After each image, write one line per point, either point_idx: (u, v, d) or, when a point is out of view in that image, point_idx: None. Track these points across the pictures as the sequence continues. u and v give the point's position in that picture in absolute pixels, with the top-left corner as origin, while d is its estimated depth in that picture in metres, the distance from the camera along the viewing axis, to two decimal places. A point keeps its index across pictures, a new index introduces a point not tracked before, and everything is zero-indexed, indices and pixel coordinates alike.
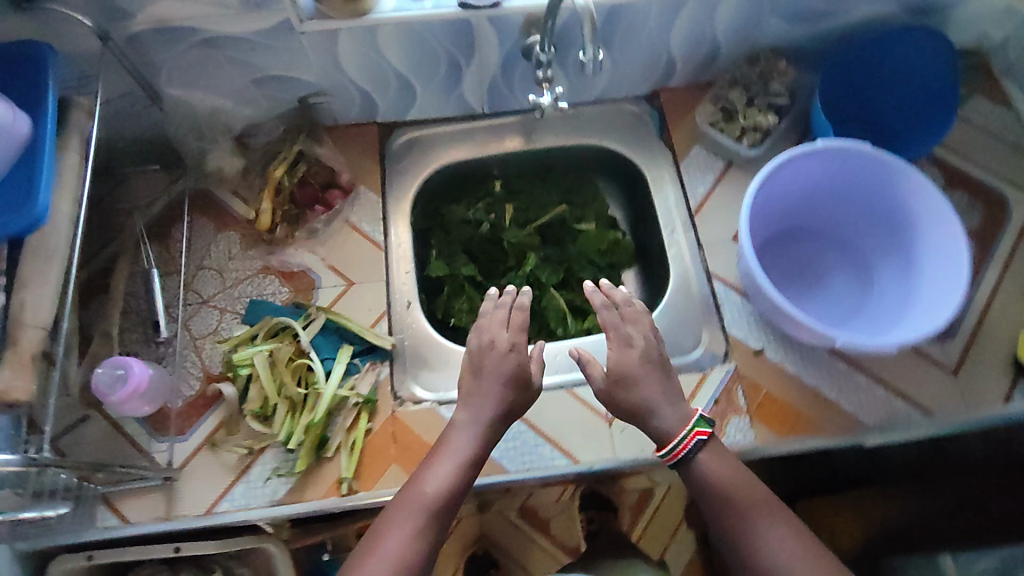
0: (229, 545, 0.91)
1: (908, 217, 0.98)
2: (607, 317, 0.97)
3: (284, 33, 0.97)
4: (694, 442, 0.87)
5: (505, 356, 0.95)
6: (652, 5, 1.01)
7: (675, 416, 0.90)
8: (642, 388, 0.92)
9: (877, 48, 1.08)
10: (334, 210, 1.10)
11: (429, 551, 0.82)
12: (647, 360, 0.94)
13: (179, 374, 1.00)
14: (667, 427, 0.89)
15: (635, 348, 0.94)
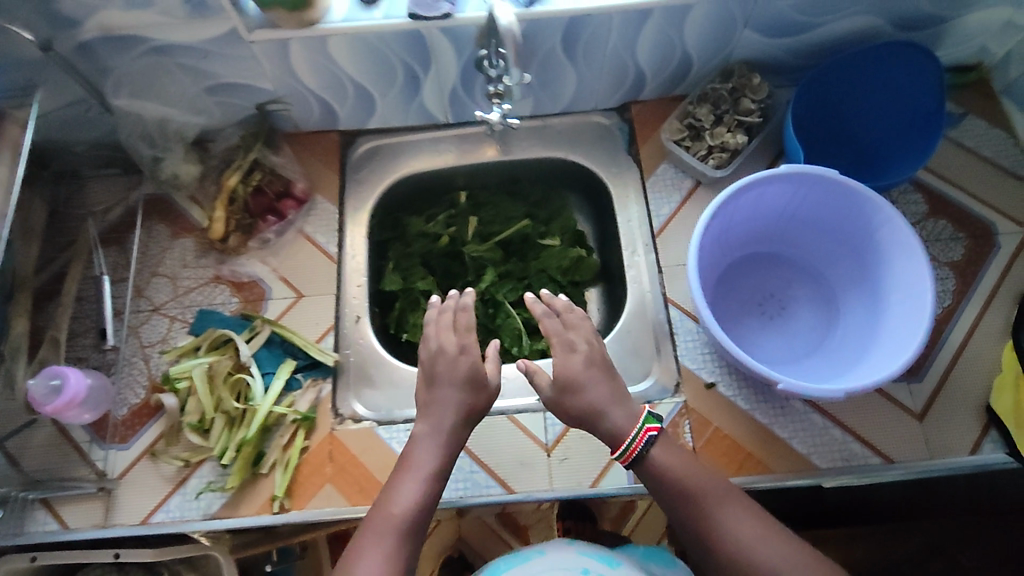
0: (168, 553, 0.88)
1: (878, 250, 0.92)
2: (549, 325, 0.96)
3: (233, 41, 0.94)
4: (645, 439, 0.85)
5: (457, 359, 0.92)
6: (614, 18, 0.96)
7: (623, 415, 0.88)
8: (587, 393, 0.90)
9: (860, 66, 1.02)
10: (287, 220, 1.09)
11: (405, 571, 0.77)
12: (592, 364, 0.92)
13: (126, 382, 1.00)
14: (618, 426, 0.88)
15: (579, 352, 0.93)
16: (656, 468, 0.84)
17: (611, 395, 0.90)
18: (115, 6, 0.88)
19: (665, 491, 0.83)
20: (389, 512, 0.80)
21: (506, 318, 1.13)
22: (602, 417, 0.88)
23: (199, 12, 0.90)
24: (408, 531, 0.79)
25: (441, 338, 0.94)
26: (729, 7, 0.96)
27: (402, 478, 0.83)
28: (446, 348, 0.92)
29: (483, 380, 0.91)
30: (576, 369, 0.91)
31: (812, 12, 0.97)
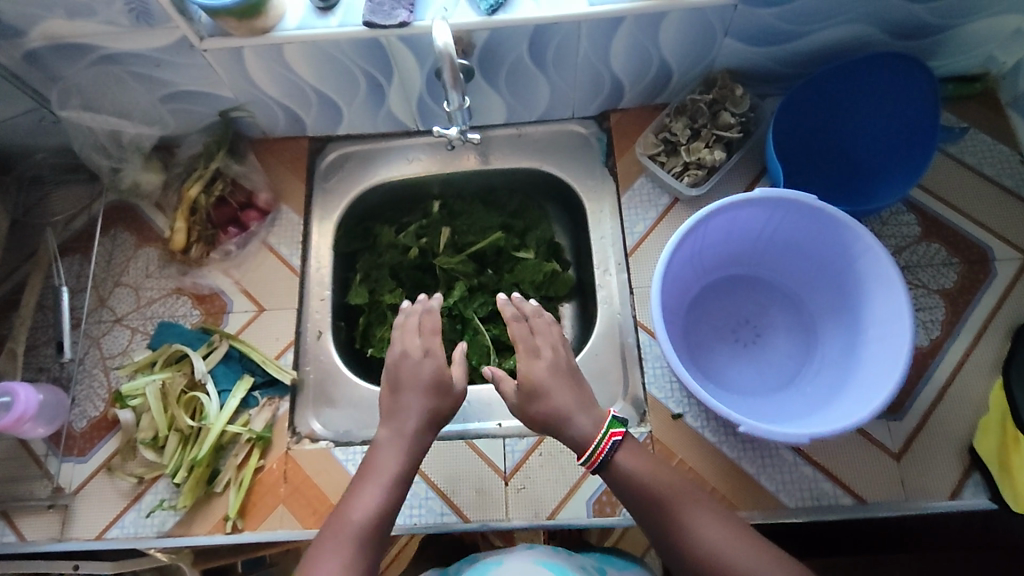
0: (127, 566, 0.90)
1: (858, 280, 0.86)
2: (516, 330, 0.94)
3: (184, 50, 0.91)
4: (610, 445, 0.83)
5: (422, 362, 0.89)
6: (581, 28, 0.90)
7: (590, 421, 0.86)
8: (556, 397, 0.87)
9: (854, 76, 0.95)
10: (249, 232, 1.06)
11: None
12: (557, 371, 0.90)
13: (87, 394, 0.99)
14: (584, 434, 0.85)
15: (544, 358, 0.91)
16: (623, 471, 0.82)
17: (576, 402, 0.88)
18: (59, 16, 0.85)
19: (633, 496, 0.81)
20: (348, 524, 0.75)
21: (474, 335, 1.09)
22: (568, 422, 0.86)
23: (146, 21, 0.87)
24: (367, 543, 0.75)
25: (405, 341, 0.91)
26: (705, 16, 0.90)
27: (362, 488, 0.80)
28: (409, 351, 0.89)
29: (444, 387, 0.88)
30: (538, 376, 0.89)
31: (795, 21, 0.92)
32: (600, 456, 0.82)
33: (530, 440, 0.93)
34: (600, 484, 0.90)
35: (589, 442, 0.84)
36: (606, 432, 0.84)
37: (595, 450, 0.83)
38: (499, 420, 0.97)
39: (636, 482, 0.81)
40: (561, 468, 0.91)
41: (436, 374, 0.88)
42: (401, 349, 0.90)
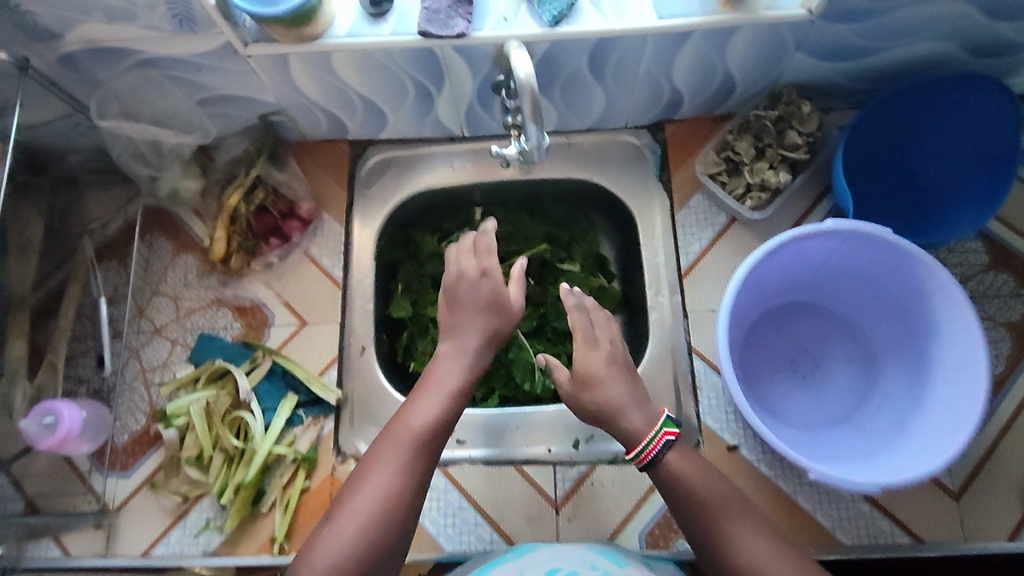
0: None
1: (927, 317, 0.84)
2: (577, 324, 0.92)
3: (228, 55, 0.86)
4: (661, 444, 0.82)
5: (479, 282, 0.88)
6: (648, 43, 0.85)
7: (641, 417, 0.85)
8: (608, 389, 0.86)
9: (929, 99, 0.91)
10: (291, 243, 1.03)
11: (415, 490, 0.75)
12: (614, 361, 0.89)
13: (127, 408, 0.99)
14: (636, 428, 0.84)
15: (602, 349, 0.90)
16: (669, 472, 0.82)
17: (629, 393, 0.86)
18: (99, 20, 0.80)
19: (677, 499, 0.81)
20: (405, 429, 0.77)
21: (519, 350, 1.05)
22: (619, 416, 0.85)
23: (189, 26, 0.81)
24: (423, 448, 0.77)
25: (460, 262, 0.90)
26: (779, 30, 0.84)
27: (421, 395, 0.80)
28: (466, 272, 0.89)
29: (501, 306, 0.87)
30: (594, 368, 0.87)
31: (875, 37, 0.86)
32: (650, 453, 0.82)
33: (581, 469, 0.92)
34: (652, 516, 0.90)
35: (639, 437, 0.84)
36: (659, 431, 0.82)
37: (647, 446, 0.82)
38: (548, 445, 0.95)
39: (683, 487, 0.81)
40: (612, 498, 0.91)
41: (492, 295, 0.87)
42: (457, 269, 0.89)
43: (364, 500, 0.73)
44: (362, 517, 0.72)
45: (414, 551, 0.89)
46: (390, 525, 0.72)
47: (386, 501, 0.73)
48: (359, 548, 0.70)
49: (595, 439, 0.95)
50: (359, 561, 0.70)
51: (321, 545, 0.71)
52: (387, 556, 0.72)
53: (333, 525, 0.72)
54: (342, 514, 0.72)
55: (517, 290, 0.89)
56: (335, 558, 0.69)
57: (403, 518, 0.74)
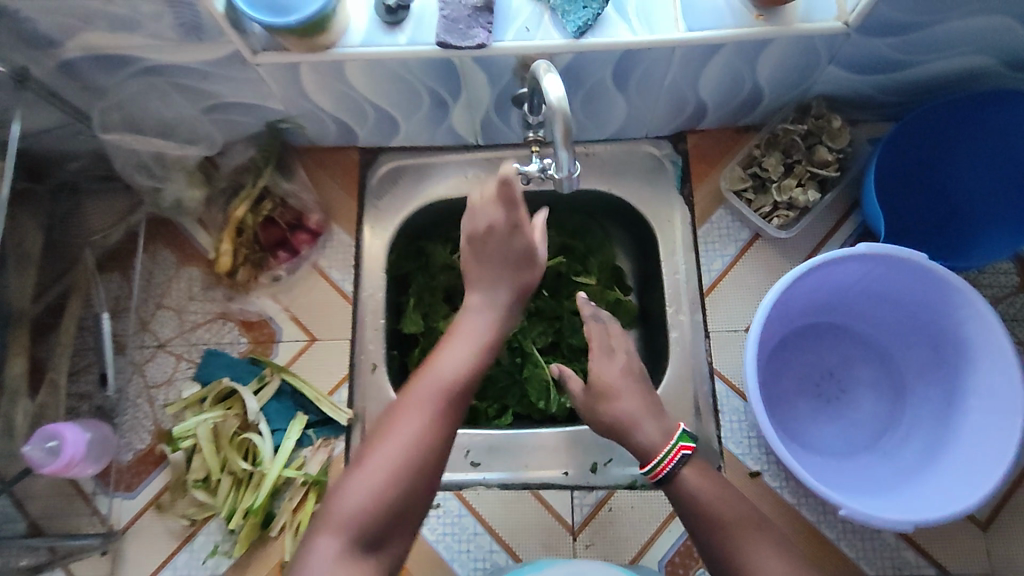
0: None
1: (960, 345, 0.81)
2: (594, 336, 0.88)
3: (236, 64, 0.81)
4: (678, 457, 0.80)
5: (510, 237, 0.79)
6: (675, 56, 0.81)
7: (657, 429, 0.82)
8: (622, 401, 0.83)
9: (964, 115, 0.88)
10: (300, 256, 1.00)
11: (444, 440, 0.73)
12: (631, 372, 0.85)
13: (132, 427, 0.95)
14: (651, 441, 0.81)
15: (618, 359, 0.86)
16: (685, 489, 0.79)
17: (644, 405, 0.83)
18: (101, 28, 0.76)
19: (693, 518, 0.78)
20: (436, 378, 0.74)
21: (534, 367, 1.01)
22: (633, 428, 0.82)
23: (196, 35, 0.76)
24: (451, 401, 0.73)
25: (487, 212, 0.79)
26: (813, 44, 0.80)
27: (452, 344, 0.77)
28: (495, 225, 0.79)
29: (530, 260, 0.81)
30: (611, 380, 0.84)
31: (912, 51, 0.82)
32: (664, 469, 0.79)
33: (599, 494, 0.91)
34: (671, 544, 0.88)
35: (653, 452, 0.81)
36: (674, 446, 0.80)
37: (661, 461, 0.79)
38: (566, 468, 0.93)
39: (699, 506, 0.77)
40: (632, 525, 0.89)
41: (522, 249, 0.80)
42: (486, 221, 0.79)
43: (393, 447, 0.70)
44: (391, 463, 0.69)
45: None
46: (419, 474, 0.70)
47: (415, 449, 0.70)
48: (386, 494, 0.68)
49: (613, 463, 0.93)
50: (386, 508, 0.68)
51: (349, 489, 0.68)
52: (415, 505, 0.70)
53: (361, 470, 0.69)
54: (370, 458, 0.70)
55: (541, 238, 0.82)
56: (362, 503, 0.67)
57: (432, 467, 0.71)
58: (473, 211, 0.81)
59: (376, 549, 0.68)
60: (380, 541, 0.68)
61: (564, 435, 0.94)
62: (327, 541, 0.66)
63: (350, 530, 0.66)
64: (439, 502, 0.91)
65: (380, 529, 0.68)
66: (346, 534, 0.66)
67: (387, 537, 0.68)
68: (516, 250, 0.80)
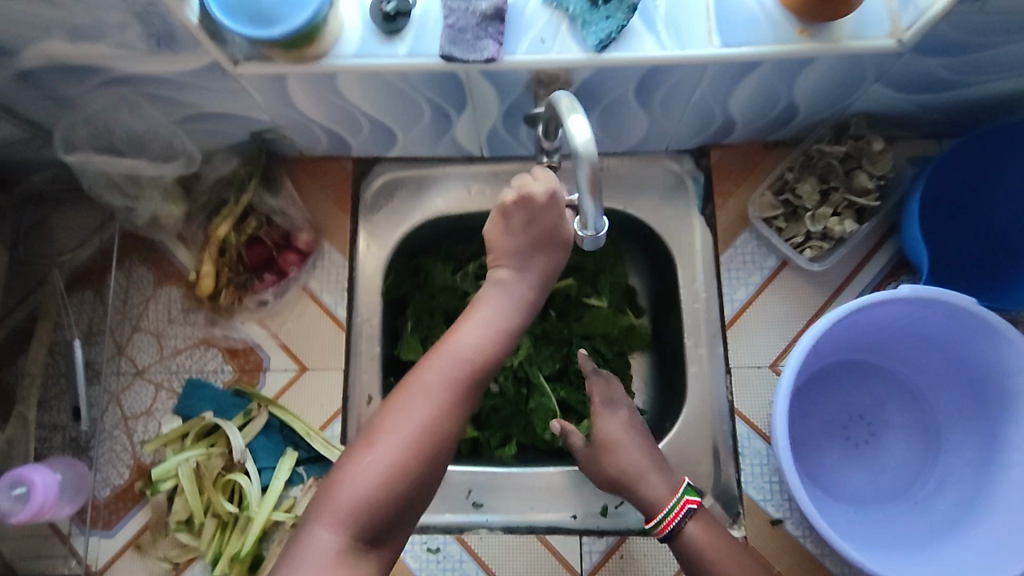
0: None
1: (1003, 395, 0.76)
2: (595, 389, 0.81)
3: (215, 75, 0.72)
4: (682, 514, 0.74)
5: (544, 212, 0.67)
6: (708, 71, 0.72)
7: (663, 483, 0.77)
8: (626, 454, 0.78)
9: (1011, 139, 0.81)
10: (289, 278, 0.92)
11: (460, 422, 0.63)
12: (632, 427, 0.80)
13: (108, 462, 0.88)
14: (656, 496, 0.76)
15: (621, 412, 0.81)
16: (696, 551, 0.73)
17: (649, 457, 0.78)
18: (61, 38, 0.67)
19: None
20: (455, 355, 0.63)
21: (540, 397, 0.92)
22: (638, 482, 0.77)
23: (169, 46, 0.67)
24: (468, 384, 0.63)
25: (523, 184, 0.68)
26: (860, 63, 0.72)
27: (474, 317, 0.65)
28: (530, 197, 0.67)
29: (563, 240, 0.68)
30: (615, 434, 0.79)
31: (967, 71, 0.74)
32: (671, 524, 0.74)
33: (610, 540, 0.85)
34: None
35: (658, 506, 0.76)
36: (680, 499, 0.75)
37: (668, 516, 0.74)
38: (574, 511, 0.88)
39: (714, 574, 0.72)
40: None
41: (556, 231, 0.67)
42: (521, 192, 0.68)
43: (404, 429, 0.60)
44: (402, 449, 0.60)
45: None
46: (431, 460, 0.61)
47: (430, 434, 0.61)
48: (395, 483, 0.59)
49: (624, 507, 0.88)
50: (394, 497, 0.59)
51: (353, 473, 0.59)
52: (424, 495, 0.61)
53: (367, 453, 0.60)
54: (378, 440, 0.60)
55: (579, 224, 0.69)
56: (368, 492, 0.58)
57: (446, 451, 0.62)
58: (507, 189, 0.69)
59: (380, 542, 0.60)
60: (385, 534, 0.60)
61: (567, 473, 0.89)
62: (326, 533, 0.58)
63: (352, 522, 0.58)
64: (440, 546, 0.85)
65: (386, 521, 0.59)
66: (348, 526, 0.58)
67: (392, 529, 0.60)
68: (548, 228, 0.67)
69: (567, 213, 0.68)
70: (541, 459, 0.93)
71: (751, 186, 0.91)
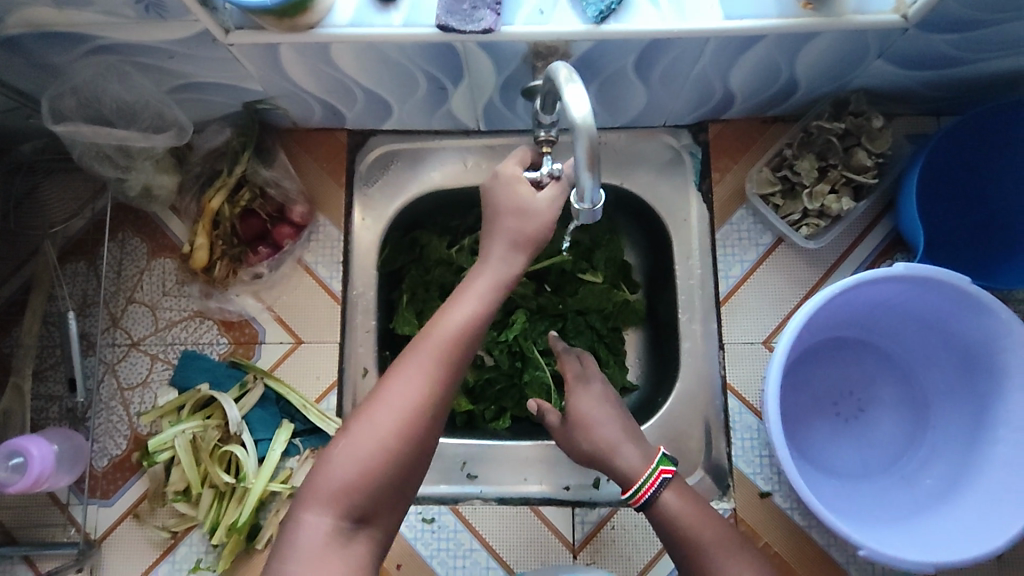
0: None
1: (993, 373, 0.77)
2: (566, 365, 0.81)
3: (205, 44, 0.71)
4: (659, 482, 0.71)
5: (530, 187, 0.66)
6: (708, 45, 0.71)
7: (638, 454, 0.74)
8: (597, 428, 0.76)
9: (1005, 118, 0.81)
10: (283, 251, 0.91)
11: (447, 404, 0.60)
12: (607, 400, 0.79)
13: (105, 432, 0.89)
14: (630, 467, 0.73)
15: (595, 387, 0.80)
16: (671, 519, 0.69)
17: (622, 430, 0.76)
18: (45, 4, 0.65)
19: (685, 561, 0.68)
20: (434, 340, 0.59)
21: (534, 371, 0.93)
22: (613, 454, 0.74)
23: (158, 13, 0.66)
24: (448, 371, 0.59)
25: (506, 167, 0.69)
26: (863, 38, 0.71)
27: (456, 301, 0.62)
28: (512, 176, 0.67)
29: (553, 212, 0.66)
30: (586, 410, 0.77)
31: (970, 48, 0.73)
32: (644, 495, 0.71)
33: (601, 512, 0.87)
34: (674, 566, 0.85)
35: (632, 477, 0.73)
36: (653, 469, 0.72)
37: (641, 486, 0.71)
38: (566, 483, 0.89)
39: (691, 548, 0.67)
40: (633, 545, 0.86)
41: (509, 199, 0.66)
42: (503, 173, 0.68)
43: (387, 411, 0.57)
44: (385, 432, 0.56)
45: None
46: (418, 442, 0.57)
47: (415, 415, 0.57)
48: (381, 466, 0.56)
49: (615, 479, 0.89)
50: (381, 481, 0.56)
51: (334, 457, 0.56)
52: (412, 479, 0.58)
53: (342, 441, 0.57)
54: (359, 423, 0.57)
55: (550, 192, 0.66)
56: (343, 483, 0.55)
57: (433, 432, 0.59)
58: (495, 174, 0.69)
59: (370, 526, 0.57)
60: (374, 518, 0.57)
61: (554, 446, 0.90)
62: (312, 517, 0.55)
63: (334, 508, 0.55)
64: (434, 516, 0.86)
65: (374, 505, 0.56)
66: (334, 510, 0.55)
67: (382, 513, 0.57)
68: (525, 200, 0.66)
69: (553, 184, 0.66)
70: (533, 432, 0.94)
71: (748, 162, 0.91)
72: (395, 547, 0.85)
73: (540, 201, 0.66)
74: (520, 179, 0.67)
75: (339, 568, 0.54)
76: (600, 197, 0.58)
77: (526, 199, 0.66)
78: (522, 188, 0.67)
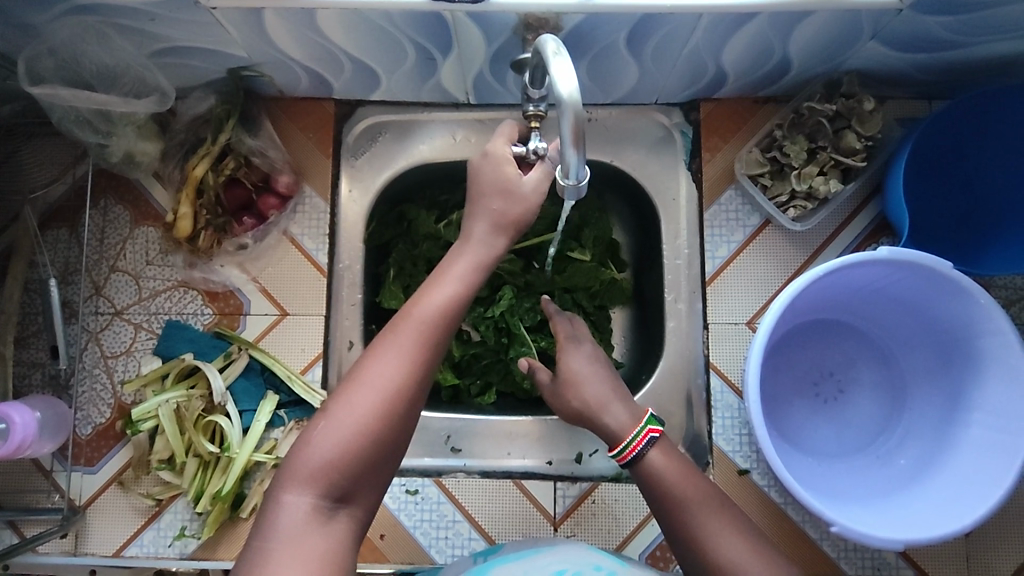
0: None
1: (971, 358, 0.79)
2: (558, 328, 0.83)
3: (188, 6, 0.69)
4: (645, 442, 0.72)
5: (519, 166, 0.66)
6: (703, 20, 0.70)
7: (626, 412, 0.75)
8: (587, 386, 0.77)
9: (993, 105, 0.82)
10: (268, 222, 0.91)
11: (427, 385, 0.60)
12: (596, 359, 0.80)
13: (89, 400, 0.89)
14: (618, 425, 0.75)
15: (586, 346, 0.82)
16: (656, 476, 0.70)
17: (611, 389, 0.77)
18: None
19: (682, 546, 0.66)
20: (414, 323, 0.60)
21: (520, 347, 0.93)
22: (601, 412, 0.76)
23: None
24: (428, 354, 0.59)
25: (494, 144, 0.68)
26: (858, 18, 0.70)
27: (436, 285, 0.62)
28: (501, 154, 0.67)
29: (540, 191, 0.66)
30: (577, 368, 0.79)
31: (966, 32, 0.73)
32: (631, 452, 0.72)
33: (583, 486, 0.88)
34: (653, 539, 0.86)
35: (621, 435, 0.74)
36: (641, 428, 0.72)
37: (628, 443, 0.72)
38: (549, 458, 0.91)
39: (689, 534, 0.65)
40: (614, 519, 0.87)
41: (494, 178, 0.67)
42: (492, 151, 0.68)
43: (367, 392, 0.57)
44: (365, 413, 0.56)
45: (405, 563, 0.86)
46: (398, 423, 0.57)
47: (394, 396, 0.57)
48: (361, 446, 0.56)
49: (598, 454, 0.91)
50: (360, 461, 0.56)
51: (314, 437, 0.56)
52: (391, 459, 0.58)
53: (322, 421, 0.57)
54: (339, 405, 0.57)
55: (535, 173, 0.66)
56: (323, 462, 0.55)
57: (413, 413, 0.59)
58: (484, 152, 0.69)
59: (351, 504, 0.57)
60: (355, 497, 0.57)
61: (540, 422, 0.92)
62: (292, 497, 0.55)
63: (314, 487, 0.55)
64: (418, 488, 0.87)
65: (353, 484, 0.56)
66: (315, 489, 0.55)
67: (362, 492, 0.57)
68: (512, 179, 0.66)
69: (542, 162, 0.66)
70: (518, 408, 0.95)
71: (739, 142, 0.90)
72: (379, 517, 0.86)
73: (525, 179, 0.66)
74: (507, 158, 0.67)
75: (320, 543, 0.54)
76: (587, 171, 0.58)
77: (514, 177, 0.67)
78: (509, 167, 0.67)
